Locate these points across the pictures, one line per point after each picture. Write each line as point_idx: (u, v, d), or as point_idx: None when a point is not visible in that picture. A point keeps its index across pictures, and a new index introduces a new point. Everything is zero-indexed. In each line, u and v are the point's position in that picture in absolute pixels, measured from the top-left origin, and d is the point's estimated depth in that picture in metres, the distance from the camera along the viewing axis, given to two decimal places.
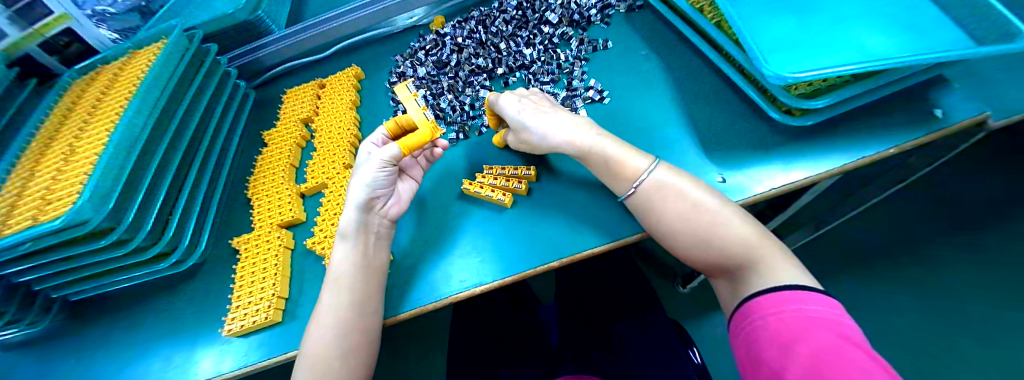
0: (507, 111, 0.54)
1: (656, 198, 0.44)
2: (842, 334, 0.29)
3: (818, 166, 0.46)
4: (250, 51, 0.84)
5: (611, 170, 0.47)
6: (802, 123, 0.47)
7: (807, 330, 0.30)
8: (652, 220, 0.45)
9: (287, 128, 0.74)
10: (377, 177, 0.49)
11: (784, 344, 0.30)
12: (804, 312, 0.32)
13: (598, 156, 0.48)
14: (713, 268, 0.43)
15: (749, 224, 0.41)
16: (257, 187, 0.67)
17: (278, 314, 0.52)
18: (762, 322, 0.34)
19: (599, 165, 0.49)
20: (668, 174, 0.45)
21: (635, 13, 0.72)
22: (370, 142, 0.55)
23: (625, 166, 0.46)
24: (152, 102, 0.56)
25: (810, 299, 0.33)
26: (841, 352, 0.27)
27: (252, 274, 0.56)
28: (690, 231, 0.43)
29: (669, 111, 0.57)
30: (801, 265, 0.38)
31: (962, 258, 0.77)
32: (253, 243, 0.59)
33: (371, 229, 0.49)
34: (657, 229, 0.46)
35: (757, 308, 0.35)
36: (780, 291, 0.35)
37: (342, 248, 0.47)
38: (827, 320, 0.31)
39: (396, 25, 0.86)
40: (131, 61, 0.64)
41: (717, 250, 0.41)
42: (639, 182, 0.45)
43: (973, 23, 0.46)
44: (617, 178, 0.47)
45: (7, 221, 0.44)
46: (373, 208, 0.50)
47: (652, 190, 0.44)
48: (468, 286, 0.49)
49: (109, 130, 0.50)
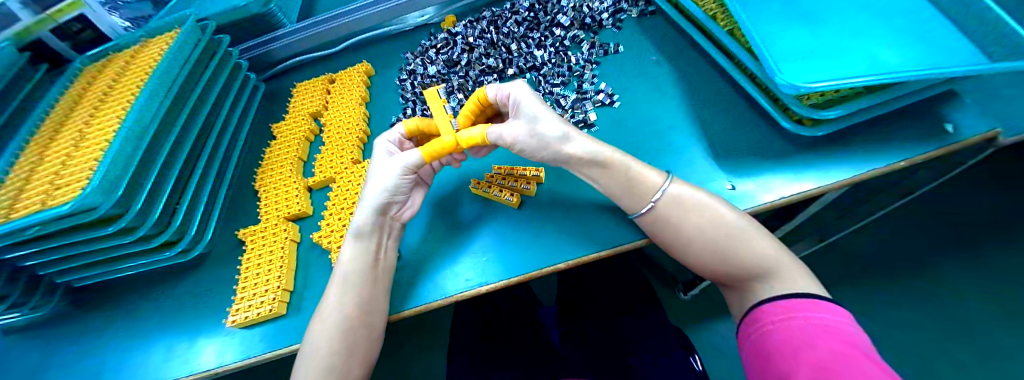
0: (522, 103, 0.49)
1: (677, 211, 0.43)
2: (851, 342, 0.29)
3: (828, 177, 0.46)
4: (262, 43, 0.85)
5: (626, 187, 0.45)
6: (813, 133, 0.47)
7: (814, 335, 0.30)
8: (670, 233, 0.44)
9: (296, 122, 0.74)
10: (392, 185, 0.49)
11: (791, 348, 0.30)
12: (811, 319, 0.32)
13: (620, 174, 0.45)
14: (725, 279, 0.43)
15: (763, 236, 0.41)
16: (265, 180, 0.67)
17: (283, 306, 0.52)
18: (769, 328, 0.34)
19: (616, 181, 0.45)
20: (684, 188, 0.44)
21: (647, 18, 0.72)
22: (387, 140, 0.55)
23: (640, 185, 0.44)
24: (164, 91, 0.56)
25: (819, 307, 0.33)
26: (849, 358, 0.27)
27: (257, 265, 0.56)
28: (710, 244, 0.41)
29: (679, 117, 0.57)
30: (810, 277, 0.38)
31: (967, 276, 0.83)
32: (259, 235, 0.60)
33: (383, 230, 0.50)
34: (674, 243, 0.44)
35: (764, 315, 0.35)
36: (789, 299, 0.35)
37: (354, 245, 0.47)
38: (836, 326, 0.31)
39: (407, 23, 0.86)
40: (144, 49, 0.65)
41: (732, 264, 0.40)
42: (655, 201, 0.44)
43: (988, 38, 0.45)
44: (631, 195, 0.45)
45: (15, 205, 0.44)
46: (386, 212, 0.50)
47: (672, 203, 0.43)
48: (473, 285, 0.49)
49: (119, 117, 0.51)
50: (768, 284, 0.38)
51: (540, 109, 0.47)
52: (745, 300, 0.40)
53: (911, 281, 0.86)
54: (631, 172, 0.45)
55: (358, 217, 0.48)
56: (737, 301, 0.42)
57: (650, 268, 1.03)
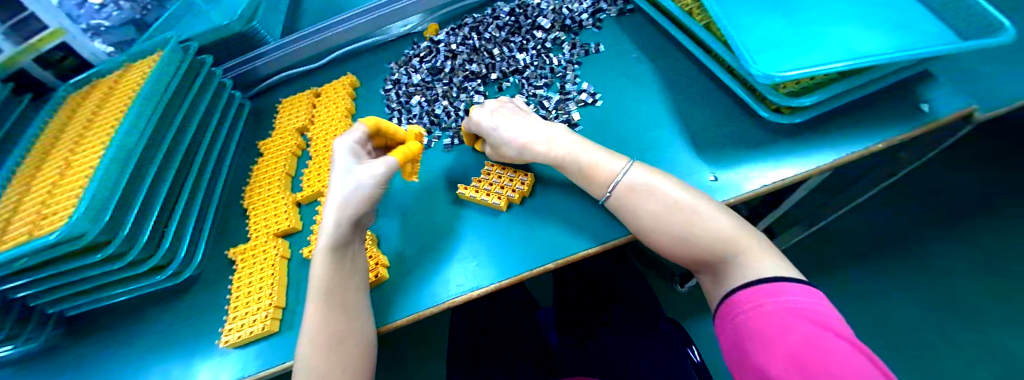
0: (483, 125, 0.56)
1: (632, 200, 0.44)
2: (821, 324, 0.29)
3: (809, 162, 0.46)
4: (247, 61, 0.85)
5: (583, 178, 0.49)
6: (791, 120, 0.48)
7: (787, 323, 0.29)
8: (631, 221, 0.45)
9: (282, 138, 0.74)
10: (354, 189, 0.47)
11: (767, 339, 0.29)
12: (783, 304, 0.31)
13: (574, 170, 0.49)
14: (698, 264, 0.42)
15: (727, 217, 0.41)
16: (253, 197, 0.67)
17: (275, 324, 0.51)
18: (742, 318, 0.33)
19: (573, 175, 0.50)
20: (643, 172, 0.45)
21: (626, 16, 0.72)
22: (351, 141, 0.52)
23: (598, 173, 0.47)
24: (148, 114, 0.56)
25: (787, 290, 0.32)
26: (823, 344, 0.27)
27: (249, 285, 0.56)
28: (669, 231, 0.42)
29: (661, 112, 0.58)
30: (768, 250, 0.38)
31: (954, 255, 0.86)
32: (250, 253, 0.59)
33: (356, 238, 0.48)
34: (639, 232, 0.45)
35: (736, 304, 0.35)
36: (759, 285, 0.34)
37: (319, 267, 0.45)
38: (804, 308, 0.30)
39: (390, 33, 0.87)
40: (127, 73, 0.65)
41: (695, 247, 0.41)
42: (609, 192, 0.46)
43: (955, 19, 0.46)
44: (590, 183, 0.48)
45: (3, 236, 0.44)
46: (360, 223, 0.48)
47: (625, 193, 0.45)
48: (466, 291, 0.48)
49: (104, 143, 0.51)
50: (734, 265, 0.38)
51: (502, 126, 0.54)
52: (717, 288, 0.40)
53: (903, 262, 0.88)
54: (585, 166, 0.48)
55: (320, 231, 0.46)
56: (710, 284, 0.41)
57: (646, 262, 1.03)
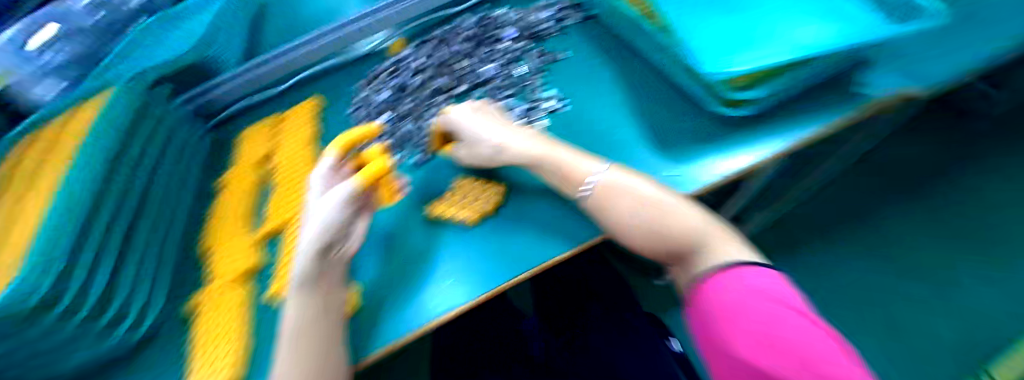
0: (462, 126, 0.57)
1: (609, 198, 0.43)
2: (779, 302, 0.29)
3: (759, 150, 0.47)
4: (207, 90, 0.83)
5: (559, 178, 0.48)
6: (739, 113, 0.49)
7: (747, 302, 0.30)
8: (607, 218, 0.44)
9: (244, 172, 0.72)
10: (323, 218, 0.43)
11: (731, 320, 0.29)
12: (742, 285, 0.31)
13: (552, 171, 0.49)
14: (667, 258, 0.41)
15: (695, 211, 0.41)
16: (216, 233, 0.64)
17: (239, 372, 0.45)
18: (706, 303, 0.33)
19: (551, 175, 0.49)
20: (620, 173, 0.45)
21: (589, 22, 0.74)
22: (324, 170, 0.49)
23: (575, 173, 0.46)
24: (100, 158, 0.55)
25: (746, 272, 0.33)
26: (784, 322, 0.27)
27: (210, 329, 0.49)
28: (642, 227, 0.41)
29: (623, 113, 0.59)
30: (734, 239, 0.38)
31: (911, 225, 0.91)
32: (210, 297, 0.54)
33: (327, 267, 0.44)
34: (614, 230, 0.44)
35: (702, 292, 0.34)
36: (722, 270, 0.34)
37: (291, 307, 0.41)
38: (764, 289, 0.30)
39: (355, 51, 0.86)
40: (75, 116, 0.62)
41: (665, 242, 0.40)
42: (588, 189, 0.45)
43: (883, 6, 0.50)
44: (566, 182, 0.48)
45: None
46: (330, 250, 0.44)
47: (603, 192, 0.44)
48: (440, 312, 0.45)
49: (53, 191, 0.49)
50: (701, 258, 0.37)
51: (480, 130, 0.55)
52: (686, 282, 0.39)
53: (863, 236, 0.93)
54: (562, 167, 0.48)
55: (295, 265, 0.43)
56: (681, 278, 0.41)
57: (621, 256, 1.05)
